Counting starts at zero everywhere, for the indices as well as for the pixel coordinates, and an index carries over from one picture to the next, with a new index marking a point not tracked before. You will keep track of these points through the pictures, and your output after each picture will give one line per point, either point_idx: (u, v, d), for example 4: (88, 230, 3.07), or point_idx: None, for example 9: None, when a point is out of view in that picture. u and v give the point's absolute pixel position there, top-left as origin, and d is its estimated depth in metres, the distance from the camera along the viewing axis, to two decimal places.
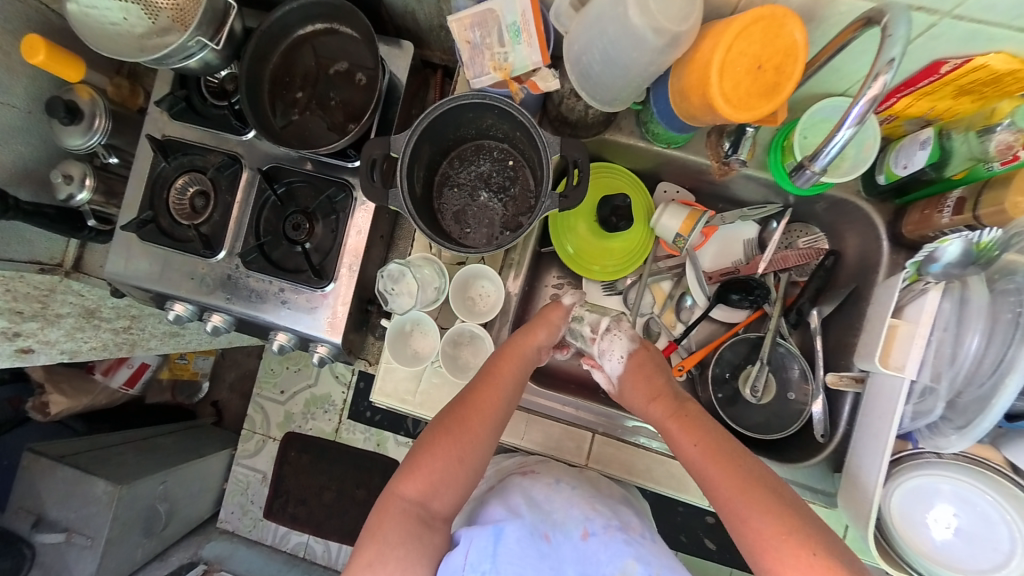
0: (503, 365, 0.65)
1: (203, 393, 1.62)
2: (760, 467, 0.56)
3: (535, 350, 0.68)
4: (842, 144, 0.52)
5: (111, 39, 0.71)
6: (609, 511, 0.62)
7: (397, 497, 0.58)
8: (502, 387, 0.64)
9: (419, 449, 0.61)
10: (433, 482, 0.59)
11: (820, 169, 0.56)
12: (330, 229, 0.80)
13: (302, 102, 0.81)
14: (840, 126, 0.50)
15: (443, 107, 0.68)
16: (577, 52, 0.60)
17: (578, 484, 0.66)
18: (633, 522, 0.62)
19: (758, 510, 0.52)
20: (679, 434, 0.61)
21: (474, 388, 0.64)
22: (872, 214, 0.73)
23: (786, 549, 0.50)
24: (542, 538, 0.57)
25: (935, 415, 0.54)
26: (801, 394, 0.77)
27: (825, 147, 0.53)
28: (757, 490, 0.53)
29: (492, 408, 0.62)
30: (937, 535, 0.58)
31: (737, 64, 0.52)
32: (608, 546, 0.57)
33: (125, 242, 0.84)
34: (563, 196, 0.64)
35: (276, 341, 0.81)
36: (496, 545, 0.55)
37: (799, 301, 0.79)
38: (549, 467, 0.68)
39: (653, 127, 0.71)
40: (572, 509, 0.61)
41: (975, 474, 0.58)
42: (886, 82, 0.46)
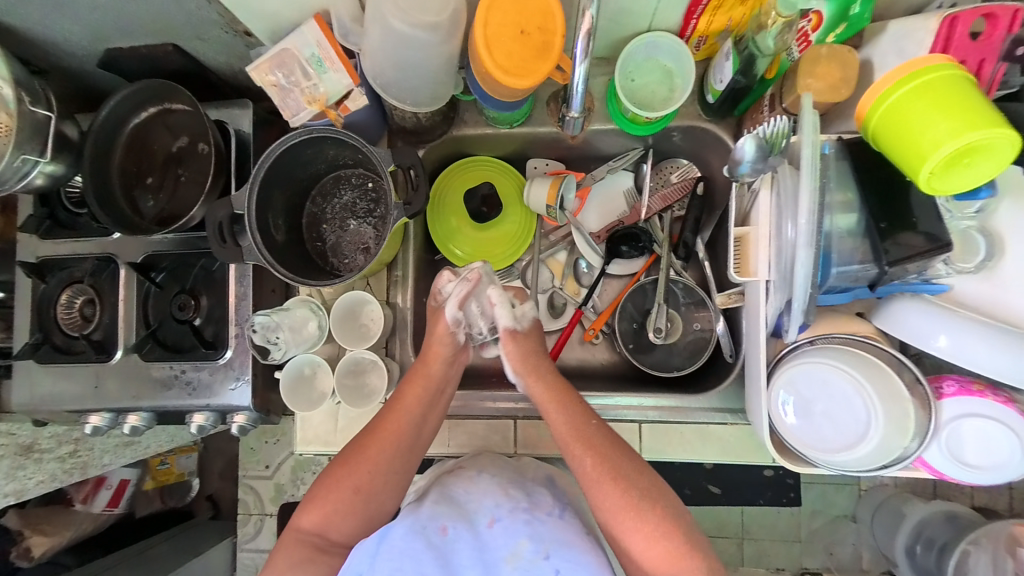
0: (408, 389, 0.64)
1: (196, 490, 1.62)
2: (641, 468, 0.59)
3: (442, 369, 0.66)
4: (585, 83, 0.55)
5: None
6: (522, 495, 0.62)
7: (296, 529, 0.60)
8: (405, 417, 0.63)
9: (320, 481, 0.62)
10: (328, 514, 0.60)
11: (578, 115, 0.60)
12: (216, 298, 0.80)
13: (155, 185, 0.81)
14: (574, 63, 0.53)
15: (275, 152, 0.68)
16: (372, 66, 0.61)
17: (499, 472, 0.65)
18: (545, 501, 0.62)
19: (622, 496, 0.57)
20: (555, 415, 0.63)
21: (380, 416, 0.64)
22: (720, 132, 0.74)
23: (640, 523, 0.56)
24: (435, 532, 0.57)
25: (781, 304, 0.55)
26: (704, 322, 0.77)
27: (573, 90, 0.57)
28: (630, 478, 0.58)
29: (397, 437, 0.63)
30: (796, 422, 0.59)
31: (501, 35, 0.51)
32: (507, 530, 0.57)
33: (25, 371, 0.82)
34: (407, 203, 0.65)
35: (193, 424, 0.79)
36: (379, 546, 0.56)
37: (683, 236, 0.80)
38: (475, 461, 0.67)
39: (487, 112, 0.73)
40: (484, 500, 0.61)
41: (844, 355, 0.58)
42: (593, 16, 0.48)
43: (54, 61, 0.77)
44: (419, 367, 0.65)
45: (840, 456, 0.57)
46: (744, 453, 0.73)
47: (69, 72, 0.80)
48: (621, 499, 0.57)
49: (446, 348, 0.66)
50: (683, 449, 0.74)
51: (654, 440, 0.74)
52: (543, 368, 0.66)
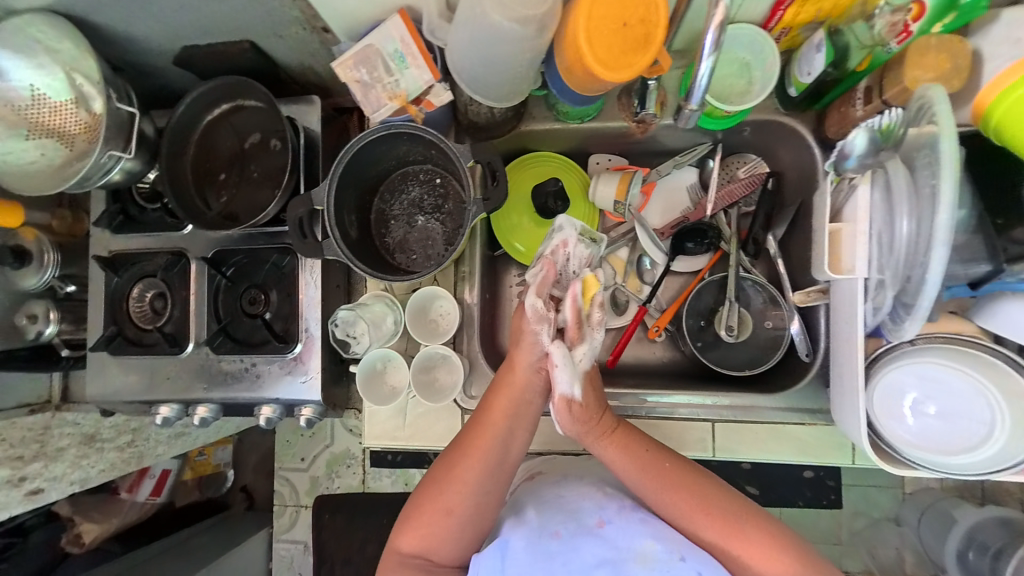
0: (492, 402, 0.63)
1: (230, 482, 1.65)
2: (726, 492, 0.60)
3: (527, 379, 0.64)
4: (708, 76, 0.54)
5: (33, 177, 0.73)
6: (620, 495, 0.64)
7: (397, 551, 0.61)
8: (489, 429, 0.62)
9: (412, 502, 0.63)
10: (427, 537, 0.60)
11: (697, 106, 0.59)
12: (286, 294, 0.81)
13: (227, 182, 0.82)
14: (701, 57, 0.52)
15: (353, 149, 0.69)
16: (457, 61, 0.61)
17: (581, 475, 0.69)
18: (642, 497, 0.64)
19: (717, 527, 0.58)
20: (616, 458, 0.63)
21: (469, 426, 0.63)
22: (796, 125, 0.73)
23: (749, 548, 0.56)
24: (551, 537, 0.58)
25: (890, 306, 0.53)
26: (777, 320, 0.76)
27: (695, 83, 0.56)
28: (721, 508, 0.58)
29: (483, 450, 0.61)
30: (915, 421, 0.60)
31: (603, 27, 0.51)
32: (625, 528, 0.59)
33: (99, 362, 0.85)
34: (486, 198, 0.64)
35: (262, 417, 0.79)
36: (503, 559, 0.57)
37: (752, 231, 0.79)
38: (553, 467, 0.72)
39: (560, 106, 0.73)
40: (583, 502, 0.63)
41: (950, 353, 0.59)
42: (726, 6, 0.49)
43: (133, 58, 0.78)
44: (504, 375, 0.64)
45: (960, 457, 0.58)
46: (822, 453, 0.69)
47: (144, 70, 0.82)
48: (719, 529, 0.58)
49: (528, 354, 0.63)
50: (755, 448, 0.70)
51: (727, 440, 0.71)
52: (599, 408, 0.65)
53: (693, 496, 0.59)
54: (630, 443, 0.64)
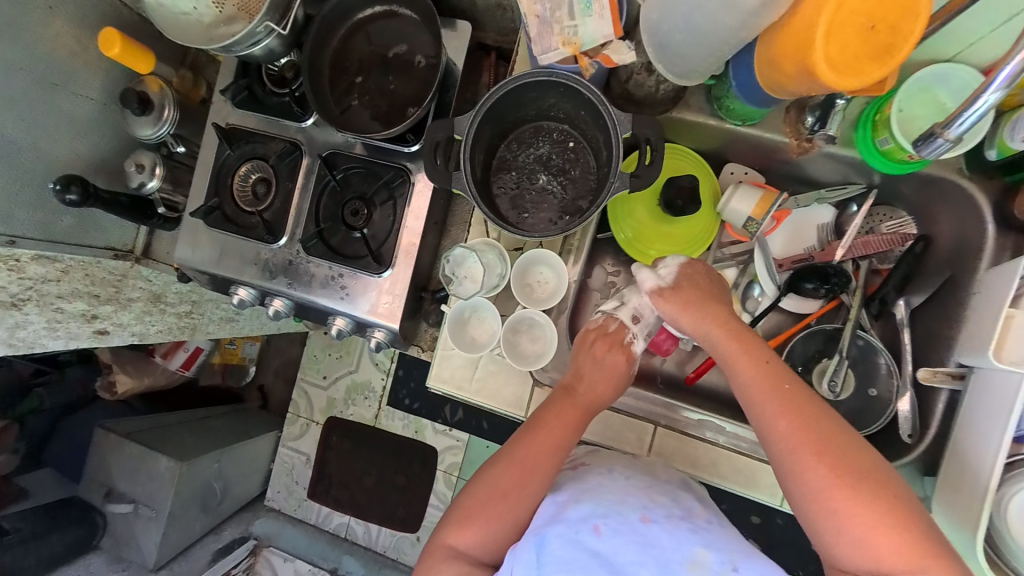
0: (560, 411, 0.64)
1: (250, 377, 1.72)
2: (860, 447, 0.52)
3: (592, 397, 0.66)
4: (984, 111, 0.48)
5: (182, 28, 0.72)
6: (669, 501, 0.58)
7: (448, 546, 0.59)
8: (556, 435, 0.62)
9: (469, 501, 0.61)
10: (485, 537, 0.59)
11: (955, 136, 0.52)
12: (388, 215, 0.79)
13: (360, 87, 0.78)
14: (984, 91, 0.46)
15: (508, 86, 0.65)
16: (655, 20, 0.55)
17: (631, 474, 0.62)
18: (696, 508, 0.59)
19: (827, 464, 0.50)
20: (739, 370, 0.58)
21: (533, 430, 0.63)
22: (976, 193, 0.65)
23: (855, 504, 0.49)
24: (591, 533, 0.53)
25: None
26: (885, 389, 0.71)
27: (961, 115, 0.50)
28: (842, 456, 0.51)
29: (548, 457, 0.61)
30: None
31: (849, 23, 0.45)
32: (673, 534, 0.53)
33: (193, 229, 0.86)
34: (634, 176, 0.61)
35: (334, 327, 0.82)
36: (541, 554, 0.52)
37: (882, 291, 0.73)
38: (600, 459, 0.66)
39: (728, 102, 0.66)
40: (628, 496, 0.57)
41: None
42: None
43: None
44: (570, 394, 0.65)
45: None
46: None
47: None
48: (833, 480, 0.50)
49: (600, 376, 0.66)
50: None
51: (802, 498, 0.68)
52: (723, 321, 0.62)
53: (812, 414, 0.53)
54: (758, 362, 0.58)
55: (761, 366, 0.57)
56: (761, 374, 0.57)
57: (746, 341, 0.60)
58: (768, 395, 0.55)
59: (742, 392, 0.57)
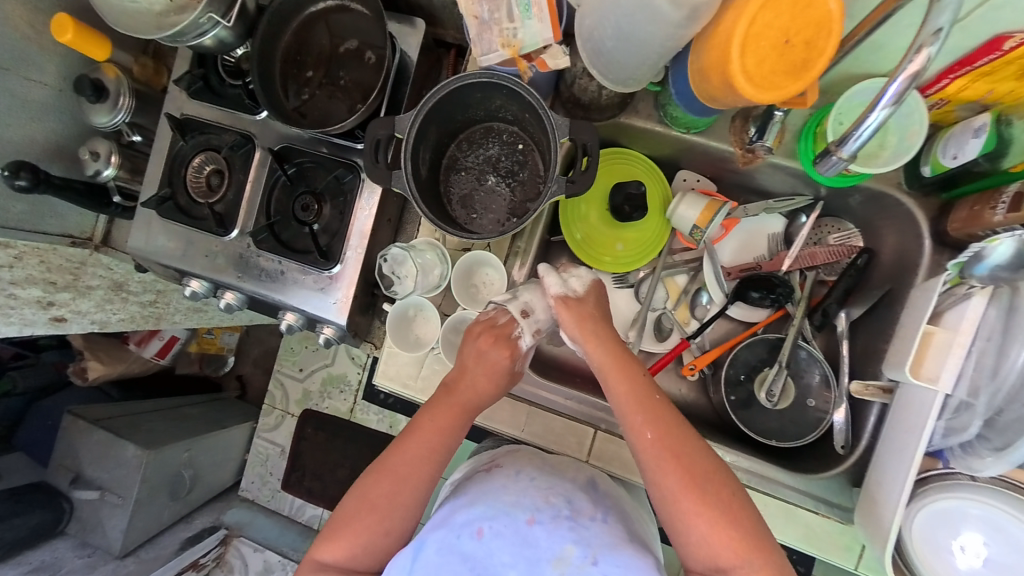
0: (435, 414, 0.64)
1: (228, 367, 1.72)
2: (709, 454, 0.54)
3: (469, 396, 0.65)
4: (873, 128, 0.47)
5: (131, 18, 0.71)
6: (561, 499, 0.60)
7: (317, 561, 0.58)
8: (428, 438, 0.62)
9: (342, 513, 0.60)
10: (354, 549, 0.58)
11: (849, 154, 0.51)
12: (338, 211, 0.80)
13: (313, 82, 0.78)
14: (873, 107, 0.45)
15: (450, 86, 0.65)
16: (589, 27, 0.55)
17: (538, 475, 0.63)
18: (587, 507, 0.60)
19: (679, 470, 0.53)
20: (611, 384, 0.60)
21: (406, 435, 0.63)
22: (914, 210, 0.65)
23: (701, 508, 0.51)
24: (471, 536, 0.55)
25: (971, 431, 0.51)
26: (822, 401, 0.72)
27: (854, 132, 0.49)
28: (692, 460, 0.53)
29: (420, 462, 0.61)
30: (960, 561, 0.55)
31: (763, 37, 0.45)
32: (550, 534, 0.55)
33: (146, 218, 0.85)
34: (571, 181, 0.61)
35: (285, 321, 0.82)
36: (415, 557, 0.55)
37: (825, 302, 0.74)
38: (513, 461, 0.66)
39: (672, 110, 0.66)
40: (522, 499, 0.59)
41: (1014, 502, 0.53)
42: (930, 55, 0.40)
43: None
44: (446, 394, 0.65)
45: None
46: (829, 549, 0.64)
47: None
48: (684, 485, 0.52)
49: (476, 377, 0.65)
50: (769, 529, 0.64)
51: None
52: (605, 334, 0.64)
53: (669, 423, 0.56)
54: (629, 377, 0.60)
55: (632, 378, 0.60)
56: (630, 385, 0.59)
57: (622, 356, 0.62)
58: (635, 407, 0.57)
59: (615, 406, 0.59)
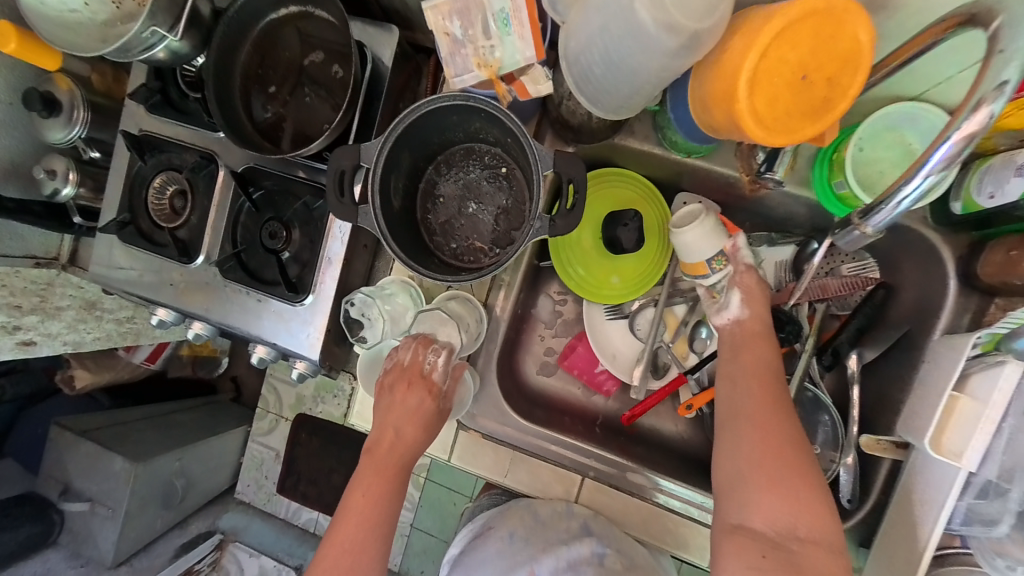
0: (368, 481, 0.61)
1: (222, 368, 1.66)
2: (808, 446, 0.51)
3: (394, 453, 0.63)
4: (915, 197, 0.41)
5: (70, 30, 0.64)
6: (556, 552, 0.66)
7: None
8: (369, 508, 0.60)
9: None
10: None
11: (874, 230, 0.45)
12: (309, 238, 0.74)
13: (278, 97, 0.72)
14: (920, 172, 0.40)
15: (422, 110, 0.58)
16: (575, 50, 0.47)
17: (527, 533, 0.69)
18: (584, 550, 0.65)
19: (772, 446, 0.51)
20: (741, 353, 0.58)
21: (337, 522, 0.59)
22: (939, 247, 0.58)
23: (780, 479, 0.49)
24: None
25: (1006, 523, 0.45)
26: (829, 451, 0.65)
27: (889, 200, 0.42)
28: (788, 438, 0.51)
29: (363, 530, 0.59)
30: None
31: (776, 73, 0.39)
32: None
33: (109, 243, 0.80)
34: (556, 220, 0.55)
35: (255, 354, 0.77)
36: None
37: (836, 340, 0.67)
38: (502, 520, 0.72)
39: (671, 134, 0.59)
40: (520, 561, 0.68)
41: None
42: (992, 112, 0.37)
43: None
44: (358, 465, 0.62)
45: None
46: None
47: None
48: (766, 453, 0.50)
49: (397, 418, 0.64)
50: None
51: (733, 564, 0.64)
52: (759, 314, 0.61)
53: (777, 403, 0.53)
54: (759, 351, 0.58)
55: (759, 353, 0.57)
56: (754, 360, 0.57)
57: (757, 333, 0.59)
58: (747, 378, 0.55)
59: (734, 373, 0.57)
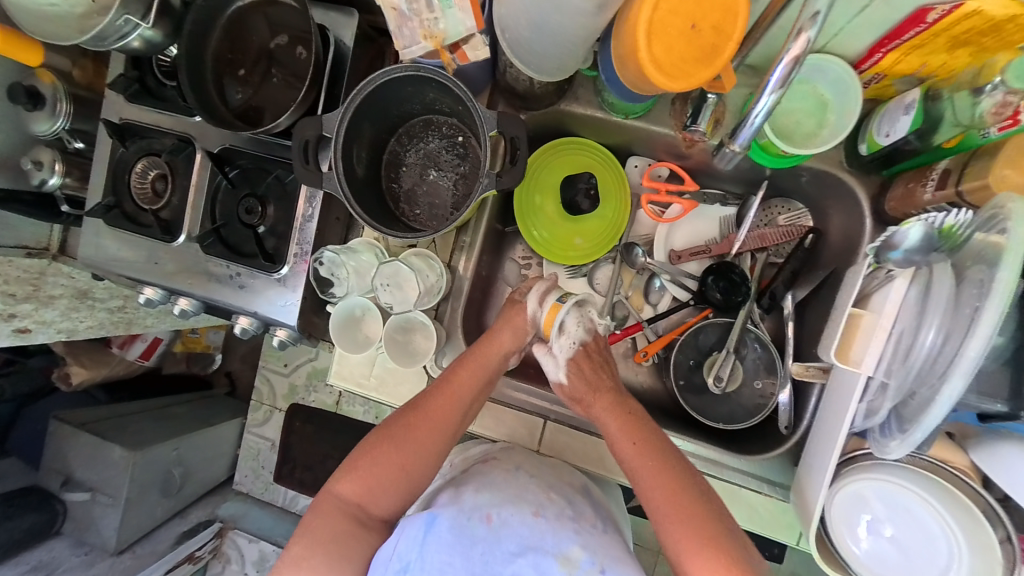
0: (461, 374, 0.68)
1: (217, 364, 1.73)
2: (718, 509, 0.56)
3: (496, 361, 0.69)
4: (766, 115, 0.47)
5: (52, 22, 0.69)
6: (563, 501, 0.63)
7: (334, 496, 0.62)
8: (455, 395, 0.67)
9: (360, 451, 0.65)
10: (371, 485, 0.62)
11: (743, 147, 0.52)
12: (284, 211, 0.79)
13: (248, 80, 0.76)
14: (761, 92, 0.45)
15: (378, 82, 0.63)
16: (504, 16, 0.53)
17: (537, 473, 0.67)
18: (586, 513, 0.64)
19: (694, 521, 0.55)
20: (616, 430, 0.63)
21: (435, 391, 0.67)
22: (856, 188, 0.64)
23: (712, 556, 0.53)
24: (482, 521, 0.58)
25: (884, 414, 0.51)
26: (767, 384, 0.73)
27: (748, 121, 0.49)
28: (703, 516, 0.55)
29: (450, 411, 0.66)
30: (870, 543, 0.58)
31: (668, 23, 0.44)
32: (556, 532, 0.58)
33: (95, 227, 0.85)
34: (500, 175, 0.60)
35: (238, 325, 0.81)
36: (426, 535, 0.57)
37: (772, 284, 0.73)
38: (510, 455, 0.69)
39: (608, 96, 0.65)
40: (526, 493, 0.62)
41: (928, 484, 0.57)
42: (809, 39, 0.41)
43: None
44: (431, 400, 0.66)
45: None
46: (769, 526, 0.67)
47: None
48: (690, 533, 0.54)
49: (505, 343, 0.70)
50: None
51: None
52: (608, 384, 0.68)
53: (678, 474, 0.58)
54: (635, 424, 0.64)
55: (638, 426, 0.63)
56: (639, 436, 0.62)
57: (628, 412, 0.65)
58: (646, 456, 0.60)
59: (626, 460, 0.61)
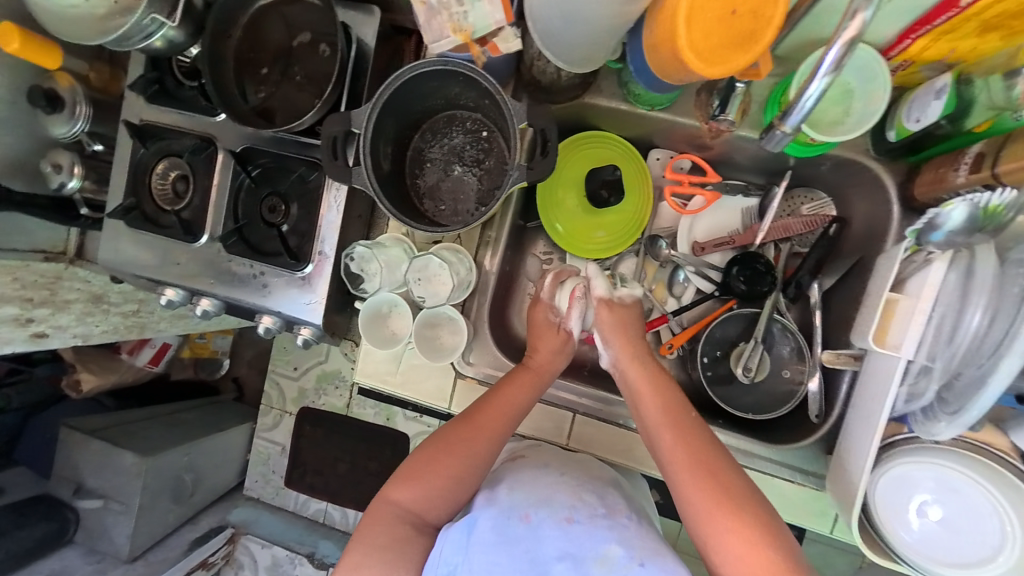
0: (514, 384, 0.68)
1: (224, 369, 1.70)
2: (751, 488, 0.56)
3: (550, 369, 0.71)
4: (816, 97, 0.48)
5: (72, 21, 0.67)
6: (595, 499, 0.62)
7: (390, 503, 0.61)
8: (510, 402, 0.67)
9: (416, 457, 0.64)
10: (429, 493, 0.61)
11: (792, 129, 0.53)
12: (306, 209, 0.78)
13: (269, 78, 0.76)
14: (814, 75, 0.46)
15: (405, 77, 0.63)
16: (535, 7, 0.53)
17: (566, 469, 0.66)
18: (619, 506, 0.63)
19: (719, 492, 0.55)
20: (645, 397, 0.65)
21: (489, 397, 0.67)
22: (882, 175, 0.65)
23: (739, 526, 0.53)
24: (519, 520, 0.58)
25: (928, 397, 0.51)
26: (795, 373, 0.73)
27: (799, 103, 0.50)
28: (731, 486, 0.55)
29: (505, 416, 0.66)
30: (919, 527, 0.59)
31: (708, 8, 0.45)
32: (591, 532, 0.57)
33: (112, 230, 0.84)
34: (531, 167, 0.60)
35: (261, 325, 0.81)
36: (468, 536, 0.57)
37: (798, 274, 0.73)
38: (538, 452, 0.69)
39: (633, 87, 0.65)
40: (557, 494, 0.61)
41: (970, 462, 0.58)
42: (865, 20, 0.42)
43: None
44: (487, 404, 0.66)
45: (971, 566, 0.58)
46: (802, 516, 0.66)
47: None
48: (713, 501, 0.55)
49: (551, 342, 0.73)
50: None
51: None
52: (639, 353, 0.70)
53: (705, 446, 0.59)
54: (662, 393, 0.65)
55: (665, 396, 0.64)
56: (661, 405, 0.63)
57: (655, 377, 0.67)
58: (669, 429, 0.61)
59: (651, 431, 0.62)
